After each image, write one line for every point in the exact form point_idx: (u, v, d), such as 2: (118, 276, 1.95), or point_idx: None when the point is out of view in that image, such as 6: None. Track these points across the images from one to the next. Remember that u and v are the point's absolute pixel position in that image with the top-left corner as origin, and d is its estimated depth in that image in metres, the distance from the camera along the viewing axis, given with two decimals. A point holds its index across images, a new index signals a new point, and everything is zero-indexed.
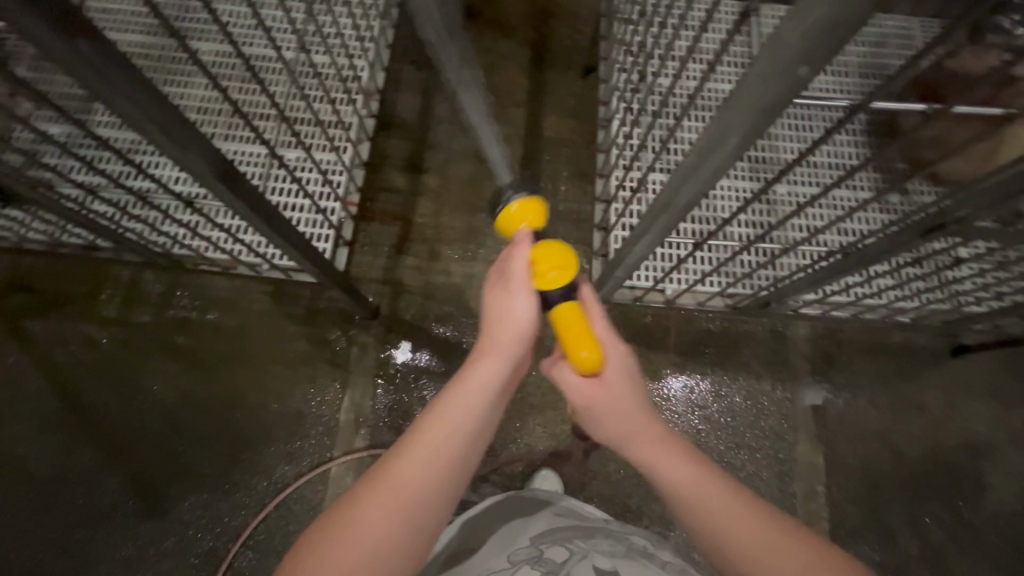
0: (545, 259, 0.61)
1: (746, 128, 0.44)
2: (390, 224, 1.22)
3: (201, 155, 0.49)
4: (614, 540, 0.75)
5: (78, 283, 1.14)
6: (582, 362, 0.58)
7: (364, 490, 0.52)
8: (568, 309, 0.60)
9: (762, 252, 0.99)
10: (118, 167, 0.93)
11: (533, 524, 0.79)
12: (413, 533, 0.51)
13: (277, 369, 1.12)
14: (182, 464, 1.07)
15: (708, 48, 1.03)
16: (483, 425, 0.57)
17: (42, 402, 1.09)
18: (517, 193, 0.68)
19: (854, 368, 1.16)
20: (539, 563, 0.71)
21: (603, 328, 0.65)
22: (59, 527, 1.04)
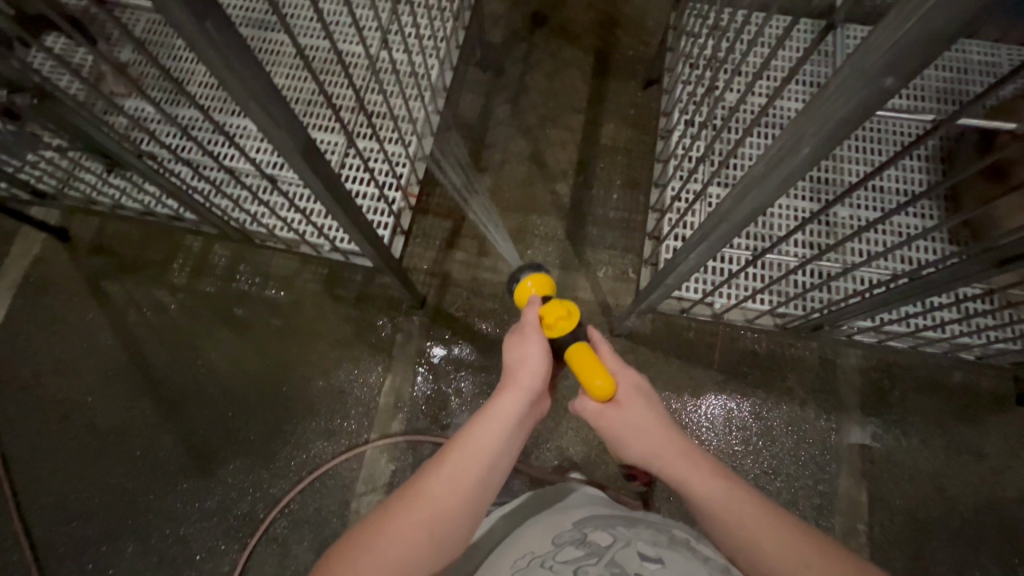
0: (551, 308, 0.71)
1: (818, 139, 0.44)
2: (443, 218, 1.25)
3: (291, 130, 0.53)
4: (658, 532, 0.73)
5: (154, 250, 1.23)
6: (596, 391, 0.65)
7: (394, 505, 0.54)
8: (579, 348, 0.68)
9: (815, 271, 0.96)
10: (207, 135, 0.98)
11: (573, 510, 0.81)
12: (437, 549, 0.53)
13: (325, 347, 1.17)
14: (231, 428, 1.13)
15: (782, 66, 1.02)
16: (507, 451, 0.59)
17: (111, 358, 1.17)
18: (525, 271, 0.79)
19: (907, 405, 1.11)
20: (581, 544, 0.68)
21: (612, 360, 0.72)
22: (115, 475, 1.11)
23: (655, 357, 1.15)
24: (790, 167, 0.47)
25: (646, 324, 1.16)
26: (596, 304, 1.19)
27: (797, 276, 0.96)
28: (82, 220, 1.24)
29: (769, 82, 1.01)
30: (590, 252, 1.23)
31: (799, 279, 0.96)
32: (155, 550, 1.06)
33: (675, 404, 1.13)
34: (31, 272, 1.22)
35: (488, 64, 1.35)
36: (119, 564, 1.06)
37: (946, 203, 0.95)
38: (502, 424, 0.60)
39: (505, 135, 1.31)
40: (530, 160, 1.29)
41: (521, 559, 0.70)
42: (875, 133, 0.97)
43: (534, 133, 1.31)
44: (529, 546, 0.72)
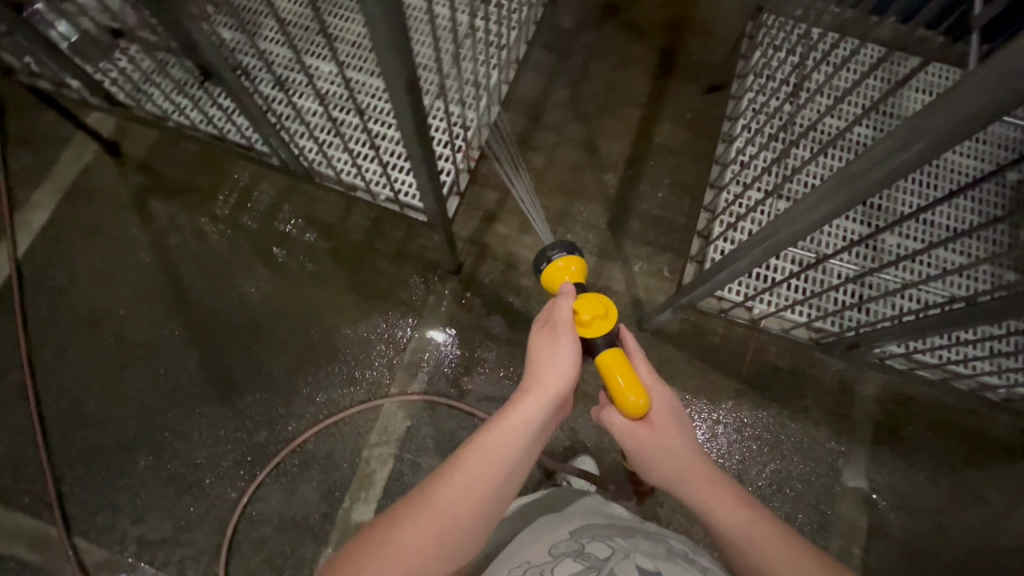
0: (585, 308, 0.70)
1: (938, 138, 0.45)
2: (489, 190, 1.27)
3: (406, 63, 0.54)
4: (653, 545, 0.75)
5: (203, 178, 1.25)
6: (629, 406, 0.66)
7: (413, 506, 0.57)
8: (612, 353, 0.69)
9: (856, 291, 0.97)
10: (286, 71, 0.98)
11: (570, 518, 0.81)
12: (450, 552, 0.56)
13: (358, 297, 1.19)
14: (255, 361, 1.15)
15: (870, 93, 1.01)
16: (520, 463, 0.61)
17: (147, 276, 1.19)
18: (558, 250, 0.80)
19: (918, 441, 1.12)
20: (581, 557, 0.68)
21: (645, 372, 0.72)
22: (136, 389, 1.12)
23: (678, 356, 1.17)
24: (898, 163, 0.48)
25: (674, 323, 1.18)
26: (627, 297, 1.21)
27: (838, 293, 0.97)
28: (138, 139, 1.26)
29: (853, 106, 1.00)
30: (628, 246, 1.24)
31: (839, 295, 0.97)
32: (166, 468, 1.08)
33: (690, 404, 1.15)
34: (81, 182, 1.24)
35: (554, 48, 1.37)
36: (129, 476, 1.07)
37: (995, 246, 0.96)
38: (518, 432, 0.62)
39: (561, 118, 1.33)
40: (582, 147, 1.31)
41: (520, 567, 0.70)
42: (933, 169, 0.98)
43: (590, 122, 1.33)
44: (527, 554, 0.73)
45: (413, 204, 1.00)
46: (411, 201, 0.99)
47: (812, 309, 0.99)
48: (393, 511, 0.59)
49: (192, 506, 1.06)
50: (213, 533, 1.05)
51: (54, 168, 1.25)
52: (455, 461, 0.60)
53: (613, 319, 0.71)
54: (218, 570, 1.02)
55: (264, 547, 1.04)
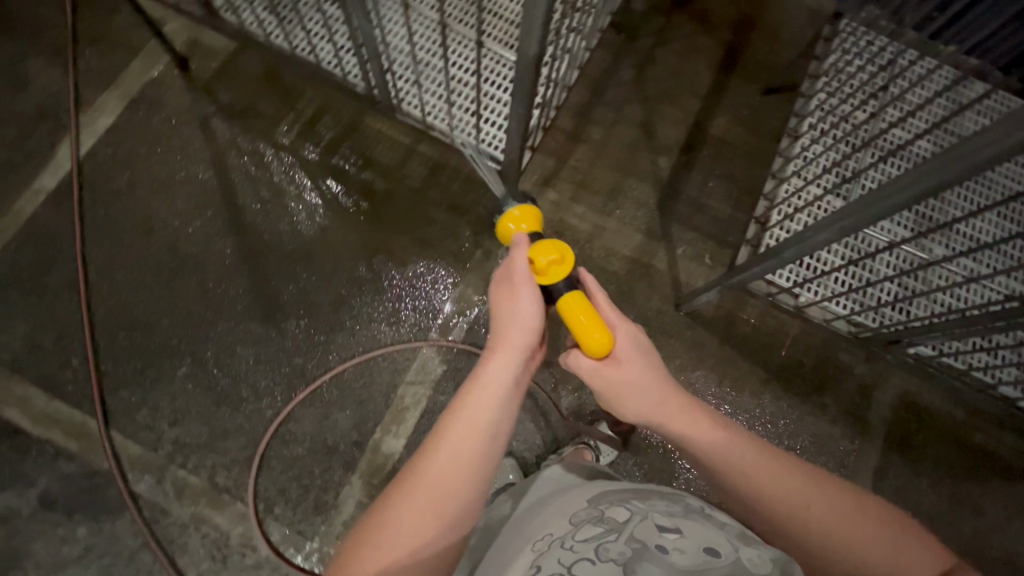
0: (540, 253, 0.68)
1: None
2: (546, 156, 1.30)
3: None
4: (671, 502, 0.62)
5: (269, 105, 1.26)
6: (595, 344, 0.63)
7: (404, 488, 0.58)
8: (573, 297, 0.65)
9: (896, 291, 1.01)
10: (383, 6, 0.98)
11: (584, 488, 0.69)
12: (451, 517, 0.57)
13: (408, 241, 1.22)
14: (303, 288, 1.18)
15: (935, 111, 1.06)
16: (502, 420, 0.61)
17: (204, 191, 1.21)
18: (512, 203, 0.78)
19: (924, 449, 1.17)
20: (601, 521, 0.58)
21: (608, 311, 0.69)
22: (185, 299, 1.15)
23: (709, 339, 1.21)
24: None
25: (708, 308, 1.22)
26: (668, 277, 1.24)
27: (878, 290, 1.02)
28: (208, 56, 1.27)
29: (918, 122, 1.05)
30: (674, 228, 1.28)
31: (880, 292, 1.02)
32: (208, 378, 1.11)
33: (714, 386, 1.19)
34: (147, 90, 1.25)
35: (625, 29, 1.39)
36: (169, 380, 1.11)
37: None
38: (496, 391, 0.62)
39: (622, 98, 1.35)
40: (640, 128, 1.34)
41: (534, 542, 0.60)
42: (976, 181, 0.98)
43: (650, 104, 1.35)
44: (541, 527, 0.62)
45: (490, 152, 1.00)
46: (490, 149, 0.99)
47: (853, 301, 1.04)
48: (384, 495, 0.59)
49: (229, 417, 1.09)
50: (247, 445, 1.08)
51: (122, 73, 1.26)
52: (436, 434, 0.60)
53: (570, 261, 0.68)
54: (249, 480, 1.06)
55: (295, 464, 1.08)
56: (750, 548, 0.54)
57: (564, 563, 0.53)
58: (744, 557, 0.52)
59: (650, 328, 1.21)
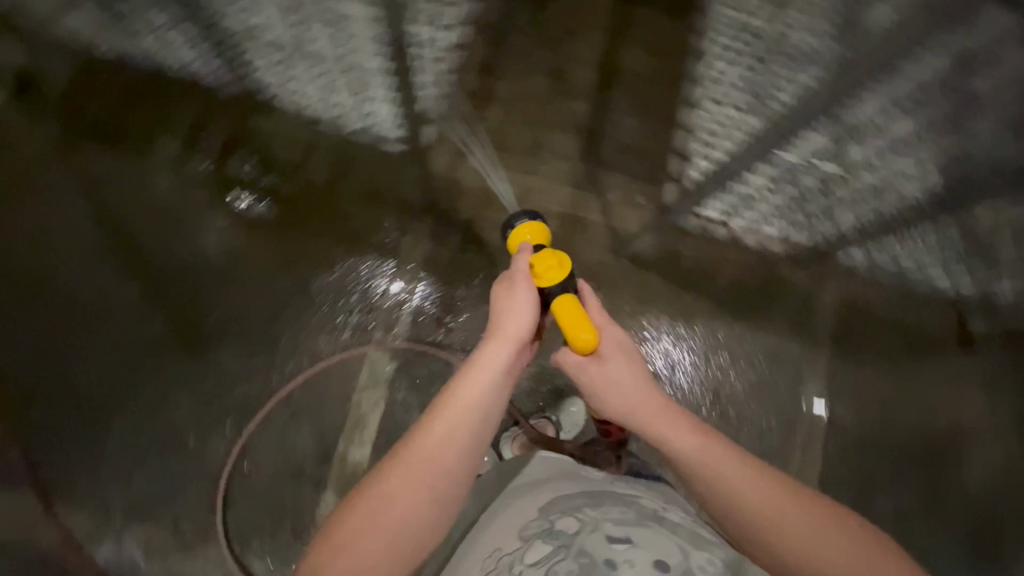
0: (540, 264, 0.70)
1: None
2: (457, 122, 1.22)
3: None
4: (623, 505, 0.66)
5: (139, 121, 1.13)
6: (581, 343, 0.66)
7: (398, 462, 0.60)
8: (565, 301, 0.68)
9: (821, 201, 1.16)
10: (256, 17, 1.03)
11: (537, 487, 0.72)
12: (439, 497, 0.59)
13: (330, 241, 1.14)
14: (229, 315, 1.10)
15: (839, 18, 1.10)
16: (492, 404, 0.63)
17: (93, 232, 1.10)
18: (520, 217, 0.78)
19: (870, 339, 1.21)
20: (551, 536, 0.62)
21: (594, 312, 0.72)
22: (100, 352, 1.06)
23: (655, 280, 1.21)
24: None
25: (649, 249, 1.21)
26: (603, 226, 1.22)
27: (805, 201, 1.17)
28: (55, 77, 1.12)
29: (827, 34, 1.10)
30: (602, 175, 1.24)
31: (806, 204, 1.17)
32: (148, 430, 1.05)
33: (665, 325, 1.21)
34: None
35: None
36: (106, 441, 1.04)
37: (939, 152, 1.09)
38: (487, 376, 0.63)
39: (525, 43, 1.26)
40: (550, 72, 1.26)
41: (487, 560, 0.64)
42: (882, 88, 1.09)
43: (556, 46, 1.27)
44: (493, 541, 0.66)
45: None
46: None
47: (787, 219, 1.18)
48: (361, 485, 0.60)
49: (180, 464, 1.04)
50: (207, 486, 1.03)
51: None
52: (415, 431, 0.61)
53: (567, 268, 0.71)
54: (216, 520, 1.02)
55: (262, 495, 1.04)
56: (699, 553, 0.61)
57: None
58: (694, 564, 0.60)
59: (596, 282, 1.19)
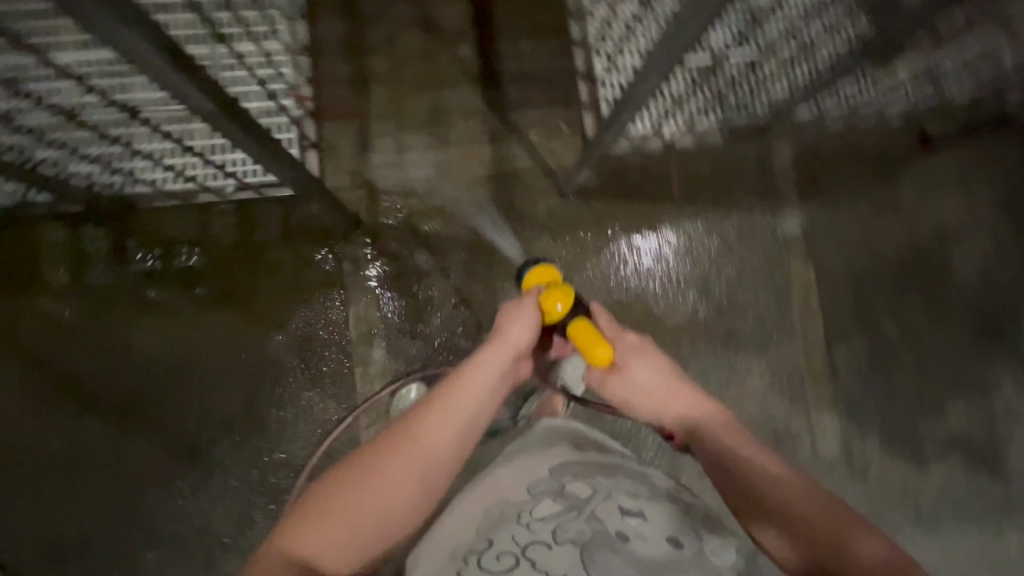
0: (554, 298, 0.69)
1: None
2: (345, 122, 1.10)
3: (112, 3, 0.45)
4: (638, 482, 0.67)
5: (17, 252, 1.03)
6: (598, 358, 0.65)
7: (394, 442, 0.58)
8: (580, 324, 0.67)
9: (755, 80, 1.06)
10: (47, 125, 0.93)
11: (552, 449, 0.73)
12: (424, 489, 0.58)
13: (270, 298, 1.06)
14: (202, 411, 1.04)
15: None
16: (484, 407, 0.63)
17: (28, 388, 1.02)
18: (528, 266, 0.79)
19: (834, 181, 1.17)
20: (560, 496, 0.62)
21: (607, 328, 0.73)
22: (98, 497, 1.02)
23: (608, 205, 1.14)
24: None
25: (593, 176, 1.13)
26: (538, 170, 1.12)
27: (739, 87, 1.08)
28: None
29: None
30: (515, 116, 1.13)
31: (739, 91, 1.08)
32: (178, 549, 1.02)
33: (637, 243, 1.14)
34: None
35: None
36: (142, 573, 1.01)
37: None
38: (483, 377, 0.63)
39: (380, 4, 1.12)
40: (420, 26, 1.12)
41: (490, 505, 0.64)
42: None
43: None
44: (497, 489, 0.66)
45: (263, 182, 1.04)
46: (258, 180, 1.03)
47: (721, 107, 1.11)
48: (336, 478, 0.57)
49: (222, 568, 1.01)
50: None
51: None
52: (403, 436, 0.59)
53: (572, 297, 0.70)
54: None
55: None
56: (712, 537, 0.61)
57: (518, 545, 0.58)
58: (705, 548, 0.59)
59: (551, 231, 1.12)
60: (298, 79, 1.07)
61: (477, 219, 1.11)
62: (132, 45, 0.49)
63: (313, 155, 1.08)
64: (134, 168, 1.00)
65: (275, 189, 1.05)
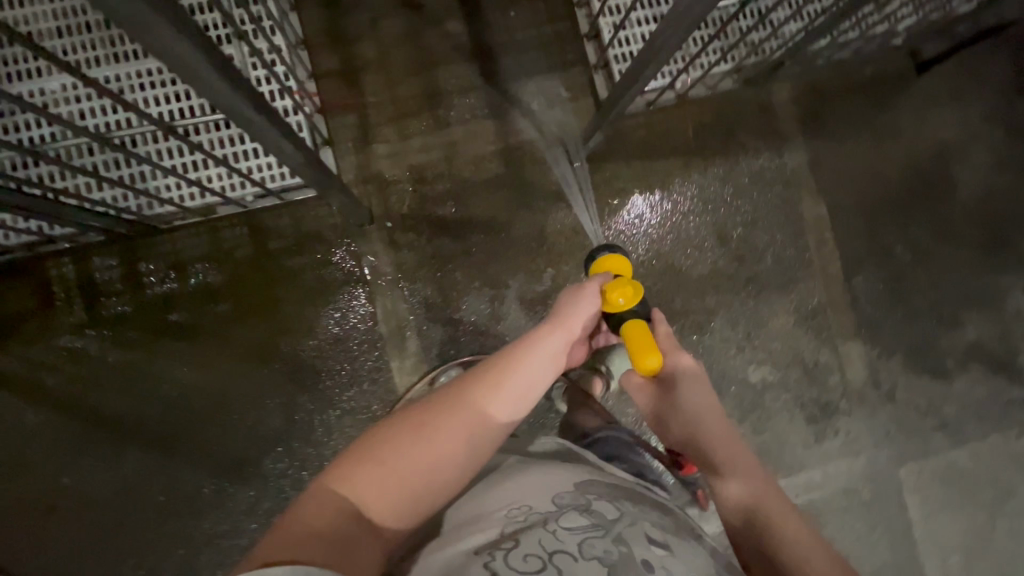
0: (618, 290, 0.71)
1: None
2: (342, 116, 1.07)
3: (155, 4, 0.42)
4: (659, 514, 0.62)
5: (26, 295, 0.99)
6: (645, 367, 0.69)
7: (447, 403, 0.58)
8: (635, 326, 0.71)
9: (774, 22, 1.04)
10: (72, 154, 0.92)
11: (569, 465, 0.67)
12: (468, 455, 0.57)
13: (294, 306, 1.05)
14: (244, 428, 1.03)
15: None
16: (533, 383, 0.62)
17: (62, 432, 1.00)
18: (600, 251, 0.79)
19: (835, 113, 1.18)
20: (587, 512, 0.56)
21: (665, 339, 0.74)
22: (152, 530, 1.00)
23: (618, 167, 1.13)
24: None
25: (600, 140, 1.12)
26: (543, 140, 1.11)
27: (756, 32, 1.05)
28: None
29: None
30: (513, 88, 1.11)
31: (758, 34, 1.05)
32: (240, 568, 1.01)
33: (651, 201, 1.14)
34: None
35: None
36: None
37: None
38: (537, 351, 0.64)
39: None
40: (402, 6, 1.08)
41: (509, 509, 0.57)
42: None
43: None
44: (515, 495, 0.59)
45: (288, 184, 0.99)
46: (283, 182, 0.98)
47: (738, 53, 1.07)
48: (386, 430, 0.56)
49: None
50: None
51: None
52: (458, 395, 0.59)
53: (639, 293, 0.73)
54: None
55: None
56: None
57: (545, 549, 0.51)
58: None
59: (564, 200, 1.11)
60: (301, 75, 1.03)
61: (489, 197, 1.09)
62: (169, 48, 0.47)
63: (330, 154, 1.06)
64: (156, 188, 0.96)
65: (297, 193, 1.02)
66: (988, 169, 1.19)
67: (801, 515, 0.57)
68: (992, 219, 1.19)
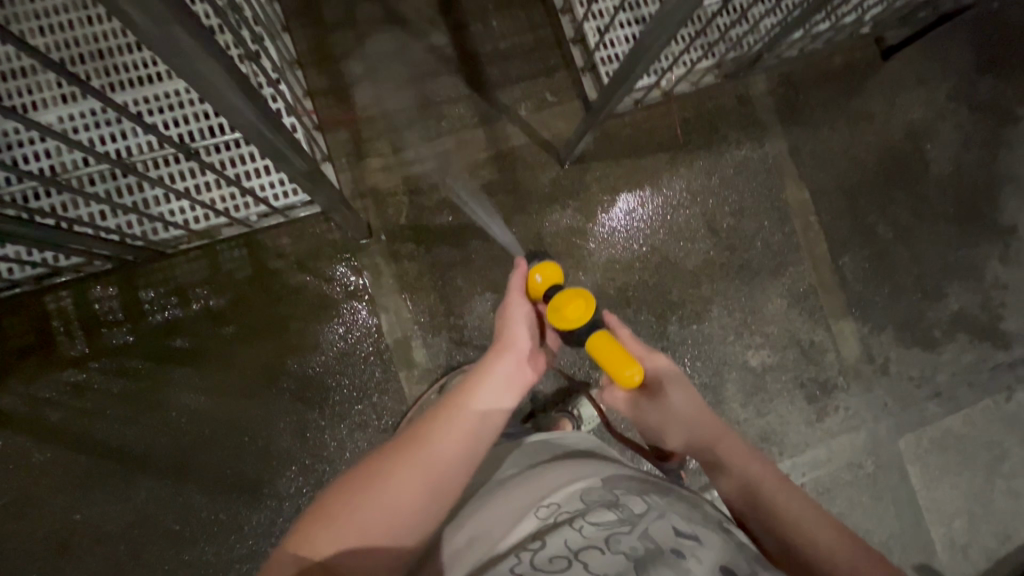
0: (567, 306, 0.68)
1: None
2: (335, 132, 1.08)
3: (177, 28, 0.44)
4: (690, 505, 0.60)
5: (26, 330, 0.98)
6: (625, 379, 0.65)
7: (407, 444, 0.57)
8: (598, 337, 0.68)
9: (753, 18, 1.09)
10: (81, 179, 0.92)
11: (592, 462, 0.67)
12: (435, 492, 0.55)
13: (298, 323, 1.05)
14: (255, 449, 1.02)
15: None
16: (491, 408, 0.62)
17: (70, 467, 0.98)
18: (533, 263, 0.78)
19: (810, 102, 1.23)
20: (614, 508, 0.56)
21: (633, 344, 0.75)
22: (167, 560, 0.99)
23: (607, 166, 1.16)
24: None
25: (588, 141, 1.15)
26: (534, 144, 1.13)
27: (737, 27, 1.09)
28: None
29: None
30: (501, 95, 1.13)
31: (739, 30, 1.09)
32: None
33: (642, 196, 1.17)
34: None
35: None
36: None
37: None
38: (488, 378, 0.65)
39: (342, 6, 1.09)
40: (388, 22, 1.11)
41: (536, 509, 0.57)
42: None
43: None
44: (542, 494, 0.60)
45: (294, 203, 1.00)
46: (291, 201, 1.00)
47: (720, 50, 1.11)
48: (344, 484, 0.55)
49: None
50: None
51: None
52: (418, 434, 0.58)
53: (591, 308, 0.69)
54: None
55: None
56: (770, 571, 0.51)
57: (570, 548, 0.51)
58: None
59: (558, 201, 1.13)
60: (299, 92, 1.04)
61: (485, 203, 1.11)
62: (189, 70, 0.48)
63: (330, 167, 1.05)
64: (166, 212, 0.96)
65: (303, 210, 1.02)
66: (957, 147, 1.25)
67: (796, 489, 0.62)
68: (965, 194, 1.24)
